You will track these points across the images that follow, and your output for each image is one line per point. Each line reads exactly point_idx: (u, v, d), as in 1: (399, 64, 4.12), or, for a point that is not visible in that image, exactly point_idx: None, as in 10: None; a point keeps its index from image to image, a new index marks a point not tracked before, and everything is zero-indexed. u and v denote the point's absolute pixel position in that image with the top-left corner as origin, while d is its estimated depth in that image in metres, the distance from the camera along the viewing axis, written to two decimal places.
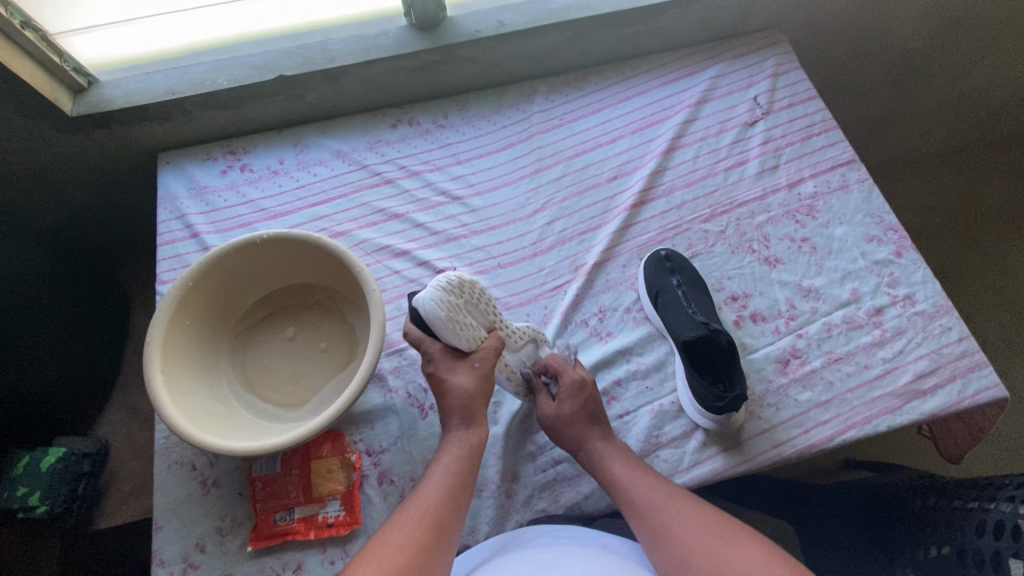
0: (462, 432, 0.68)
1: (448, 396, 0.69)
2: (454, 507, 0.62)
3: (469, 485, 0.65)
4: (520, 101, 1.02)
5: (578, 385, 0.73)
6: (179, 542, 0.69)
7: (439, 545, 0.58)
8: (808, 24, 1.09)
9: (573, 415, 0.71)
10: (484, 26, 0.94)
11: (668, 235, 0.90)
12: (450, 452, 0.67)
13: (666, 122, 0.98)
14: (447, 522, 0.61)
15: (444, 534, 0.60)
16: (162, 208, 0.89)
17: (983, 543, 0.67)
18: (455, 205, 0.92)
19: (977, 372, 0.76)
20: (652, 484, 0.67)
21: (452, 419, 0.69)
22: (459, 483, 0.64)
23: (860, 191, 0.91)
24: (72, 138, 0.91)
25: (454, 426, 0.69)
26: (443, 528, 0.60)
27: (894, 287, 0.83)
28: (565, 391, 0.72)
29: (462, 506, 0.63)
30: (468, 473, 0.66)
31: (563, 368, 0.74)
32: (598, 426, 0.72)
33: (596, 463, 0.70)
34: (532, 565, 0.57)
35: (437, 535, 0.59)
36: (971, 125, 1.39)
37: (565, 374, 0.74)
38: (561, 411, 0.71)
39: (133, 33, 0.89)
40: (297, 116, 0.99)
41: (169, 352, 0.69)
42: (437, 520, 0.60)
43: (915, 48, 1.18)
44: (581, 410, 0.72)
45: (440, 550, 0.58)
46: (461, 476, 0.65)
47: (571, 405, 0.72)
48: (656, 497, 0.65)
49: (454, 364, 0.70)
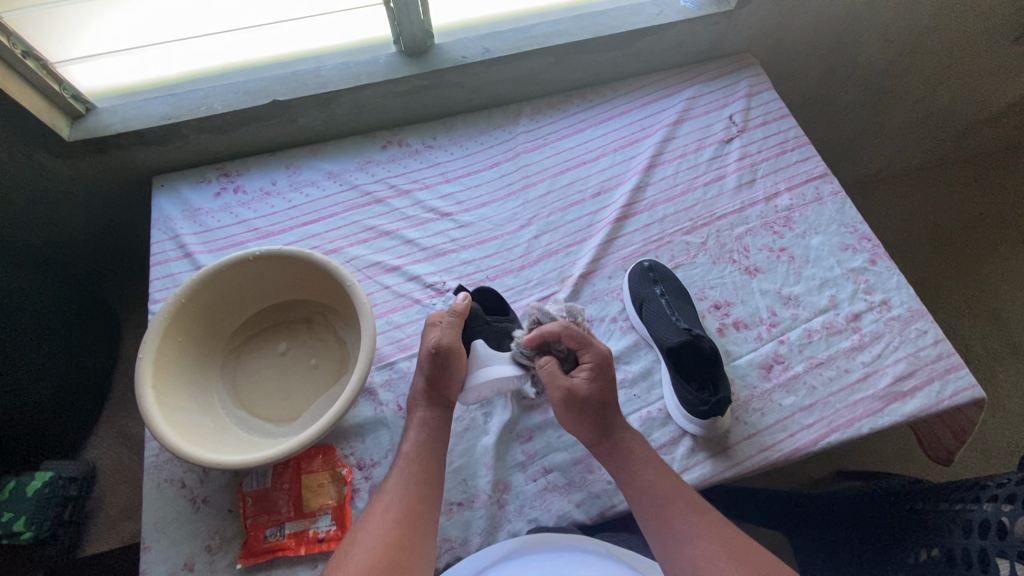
0: (429, 413, 0.70)
1: (434, 390, 0.71)
2: (424, 495, 0.64)
3: (437, 473, 0.67)
4: (506, 122, 1.06)
5: (602, 362, 0.71)
6: (167, 562, 0.69)
7: (411, 539, 0.60)
8: (778, 50, 1.15)
9: (607, 408, 0.69)
10: (470, 53, 0.98)
11: (652, 247, 0.92)
12: (410, 440, 0.68)
13: (645, 141, 1.02)
14: (417, 510, 0.62)
15: (416, 527, 0.61)
16: (156, 228, 0.91)
17: (970, 543, 0.67)
18: (444, 221, 0.95)
19: (954, 373, 0.78)
20: (664, 495, 0.65)
21: (417, 399, 0.71)
22: (424, 470, 0.66)
23: (833, 203, 0.94)
24: (69, 163, 0.93)
25: (421, 409, 0.70)
26: (413, 522, 0.61)
27: (871, 293, 0.86)
28: (591, 371, 0.70)
29: (432, 494, 0.65)
30: (433, 461, 0.67)
31: (592, 344, 0.71)
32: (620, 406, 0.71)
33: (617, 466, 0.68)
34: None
35: (405, 530, 0.60)
36: (938, 143, 1.46)
37: (592, 352, 0.71)
38: (590, 392, 0.68)
39: (131, 64, 0.92)
40: (290, 141, 1.02)
41: (161, 367, 0.69)
42: (407, 511, 0.62)
43: (881, 69, 1.24)
44: (608, 390, 0.70)
45: (415, 540, 0.60)
46: (427, 464, 0.66)
47: (604, 396, 0.69)
48: (666, 511, 0.63)
49: (425, 336, 0.74)
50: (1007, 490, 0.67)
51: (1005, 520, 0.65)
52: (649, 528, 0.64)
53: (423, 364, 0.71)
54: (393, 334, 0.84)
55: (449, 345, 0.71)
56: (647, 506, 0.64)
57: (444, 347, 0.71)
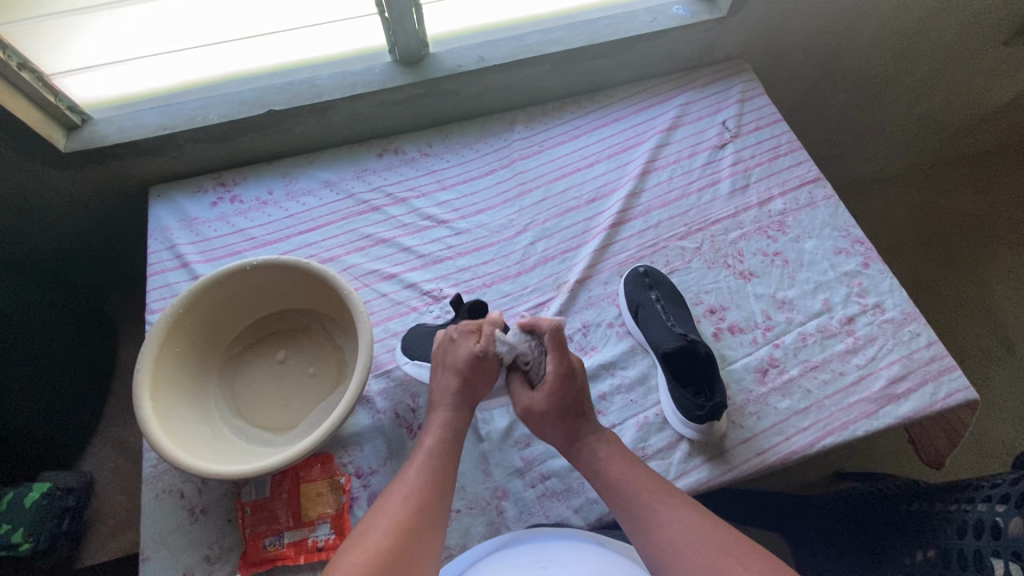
0: (450, 417, 0.69)
1: (464, 393, 0.70)
2: (439, 491, 0.62)
3: (452, 468, 0.65)
4: (501, 130, 1.07)
5: (567, 377, 0.68)
6: (166, 573, 0.69)
7: (426, 530, 0.58)
8: (770, 55, 1.16)
9: (568, 423, 0.69)
10: (465, 61, 0.99)
11: (647, 252, 0.93)
12: (431, 436, 0.67)
13: (640, 147, 1.03)
14: (433, 500, 0.61)
15: (428, 522, 0.59)
16: (153, 238, 0.91)
17: (965, 544, 0.68)
18: (441, 228, 0.95)
19: (947, 375, 0.79)
20: (651, 490, 0.63)
21: (445, 400, 0.70)
22: (441, 463, 0.65)
23: (827, 207, 0.95)
24: (65, 174, 0.93)
25: (448, 411, 0.69)
26: (429, 511, 0.60)
27: (864, 296, 0.87)
28: (548, 386, 0.68)
29: (447, 489, 0.63)
30: (450, 455, 0.66)
31: (561, 354, 0.69)
32: (586, 418, 0.69)
33: (606, 470, 0.66)
34: (532, 558, 0.60)
35: (421, 520, 0.59)
36: (929, 145, 1.47)
37: (559, 360, 0.69)
38: (545, 406, 0.69)
39: (126, 75, 0.92)
40: (287, 150, 1.02)
41: (159, 377, 0.70)
42: (422, 503, 0.60)
43: (871, 73, 1.25)
44: (568, 404, 0.68)
45: (427, 534, 0.58)
46: (444, 461, 0.65)
47: (563, 411, 0.68)
48: (652, 505, 0.61)
49: (463, 341, 0.71)
50: (1000, 490, 0.68)
51: (1000, 521, 0.65)
52: (627, 519, 0.62)
53: (462, 366, 0.70)
54: (390, 341, 0.85)
55: (492, 351, 0.71)
56: (631, 504, 0.62)
57: (489, 356, 0.71)
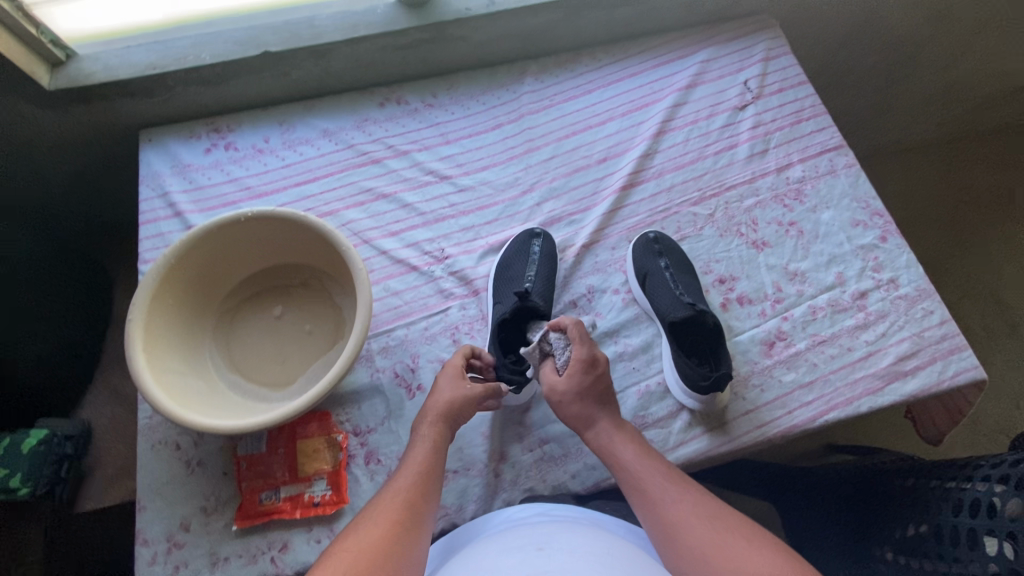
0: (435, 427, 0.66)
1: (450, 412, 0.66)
2: (426, 496, 0.60)
3: (435, 484, 0.62)
4: (510, 81, 1.01)
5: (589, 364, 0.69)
6: (163, 522, 0.69)
7: (412, 539, 0.55)
8: (798, 11, 1.09)
9: (589, 406, 0.68)
10: (474, 4, 0.92)
11: (657, 218, 0.90)
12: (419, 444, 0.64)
13: (656, 106, 0.98)
14: (420, 516, 0.57)
15: (416, 525, 0.56)
16: (145, 185, 0.88)
17: (959, 521, 0.68)
18: (443, 183, 0.92)
19: (957, 354, 0.77)
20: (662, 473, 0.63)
21: (429, 414, 0.67)
22: (425, 478, 0.61)
23: (848, 175, 0.91)
24: (51, 114, 0.89)
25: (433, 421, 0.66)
26: (412, 524, 0.56)
27: (879, 271, 0.84)
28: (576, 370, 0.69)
29: (434, 494, 0.61)
30: (435, 475, 0.62)
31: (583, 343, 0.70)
32: (606, 407, 0.69)
33: (637, 484, 0.62)
34: (527, 539, 0.56)
35: (408, 523, 0.56)
36: (957, 116, 1.41)
37: (582, 349, 0.69)
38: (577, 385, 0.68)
39: (112, 6, 0.85)
40: (283, 94, 0.97)
41: (151, 328, 0.68)
42: (410, 507, 0.58)
43: (904, 35, 1.18)
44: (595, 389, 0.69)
45: (414, 536, 0.55)
46: (431, 467, 0.62)
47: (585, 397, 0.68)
48: (661, 486, 0.61)
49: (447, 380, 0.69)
50: (1000, 471, 0.67)
51: (996, 500, 0.65)
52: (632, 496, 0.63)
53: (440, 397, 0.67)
54: (389, 301, 0.83)
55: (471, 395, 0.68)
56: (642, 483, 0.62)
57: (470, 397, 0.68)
